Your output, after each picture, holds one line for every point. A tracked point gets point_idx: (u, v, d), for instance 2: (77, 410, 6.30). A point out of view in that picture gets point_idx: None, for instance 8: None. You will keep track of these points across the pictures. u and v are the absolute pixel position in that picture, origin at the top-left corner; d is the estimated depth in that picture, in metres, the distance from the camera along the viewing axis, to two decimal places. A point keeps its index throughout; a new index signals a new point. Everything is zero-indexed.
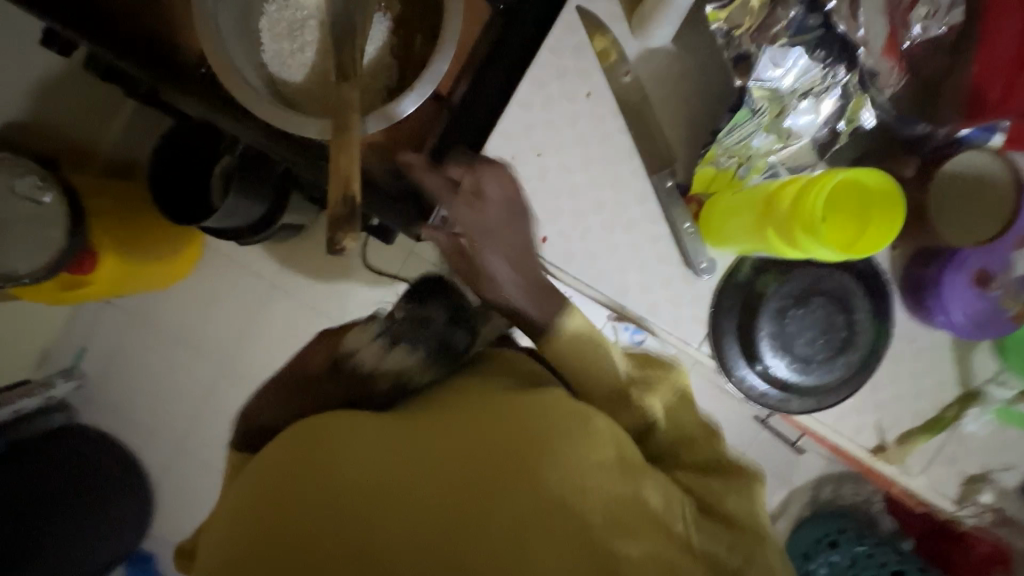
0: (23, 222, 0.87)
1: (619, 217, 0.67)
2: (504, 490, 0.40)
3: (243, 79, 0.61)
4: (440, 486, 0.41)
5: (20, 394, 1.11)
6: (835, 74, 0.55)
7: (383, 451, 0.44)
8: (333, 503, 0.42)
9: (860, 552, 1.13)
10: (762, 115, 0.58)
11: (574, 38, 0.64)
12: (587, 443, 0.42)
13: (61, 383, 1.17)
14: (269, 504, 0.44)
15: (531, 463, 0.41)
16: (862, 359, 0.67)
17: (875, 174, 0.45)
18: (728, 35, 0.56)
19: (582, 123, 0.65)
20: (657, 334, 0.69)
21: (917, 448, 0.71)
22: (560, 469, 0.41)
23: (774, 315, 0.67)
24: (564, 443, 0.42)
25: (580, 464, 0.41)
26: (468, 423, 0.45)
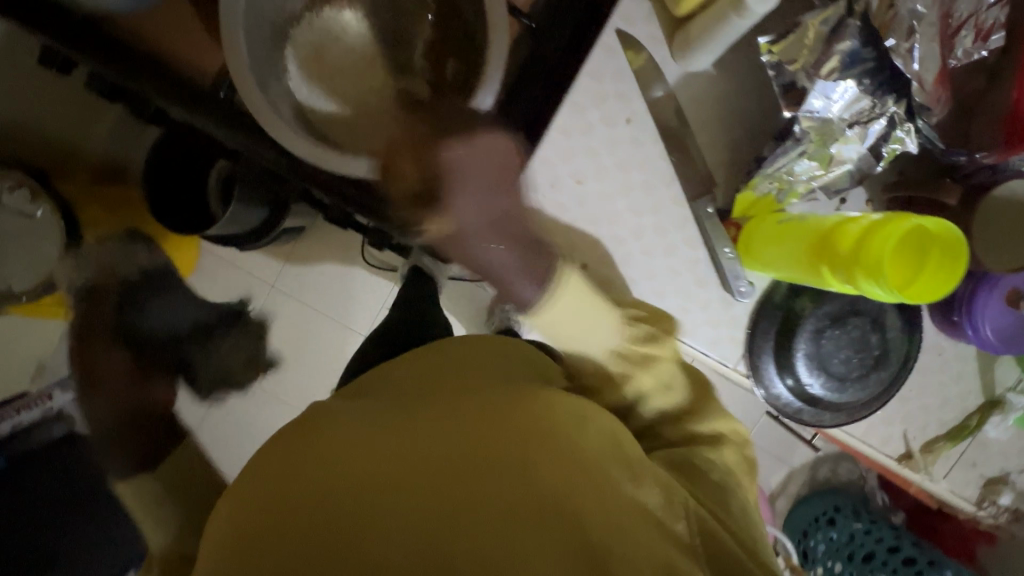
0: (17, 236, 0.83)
1: (659, 242, 0.67)
2: (503, 475, 0.41)
3: (276, 110, 0.58)
4: (437, 469, 0.42)
5: (18, 407, 0.98)
6: (883, 104, 0.55)
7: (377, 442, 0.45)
8: (328, 487, 0.42)
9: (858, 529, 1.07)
10: (807, 144, 0.58)
11: (614, 63, 0.63)
12: (577, 435, 0.45)
13: (60, 393, 1.02)
14: (272, 484, 0.44)
15: (527, 450, 0.42)
16: (894, 376, 0.69)
17: (942, 225, 0.45)
18: (779, 67, 0.55)
19: (622, 149, 0.65)
20: (696, 354, 0.70)
21: (942, 454, 0.74)
22: (553, 458, 0.42)
23: (811, 337, 0.68)
24: (558, 436, 0.44)
25: (570, 453, 0.43)
26: (467, 414, 0.46)
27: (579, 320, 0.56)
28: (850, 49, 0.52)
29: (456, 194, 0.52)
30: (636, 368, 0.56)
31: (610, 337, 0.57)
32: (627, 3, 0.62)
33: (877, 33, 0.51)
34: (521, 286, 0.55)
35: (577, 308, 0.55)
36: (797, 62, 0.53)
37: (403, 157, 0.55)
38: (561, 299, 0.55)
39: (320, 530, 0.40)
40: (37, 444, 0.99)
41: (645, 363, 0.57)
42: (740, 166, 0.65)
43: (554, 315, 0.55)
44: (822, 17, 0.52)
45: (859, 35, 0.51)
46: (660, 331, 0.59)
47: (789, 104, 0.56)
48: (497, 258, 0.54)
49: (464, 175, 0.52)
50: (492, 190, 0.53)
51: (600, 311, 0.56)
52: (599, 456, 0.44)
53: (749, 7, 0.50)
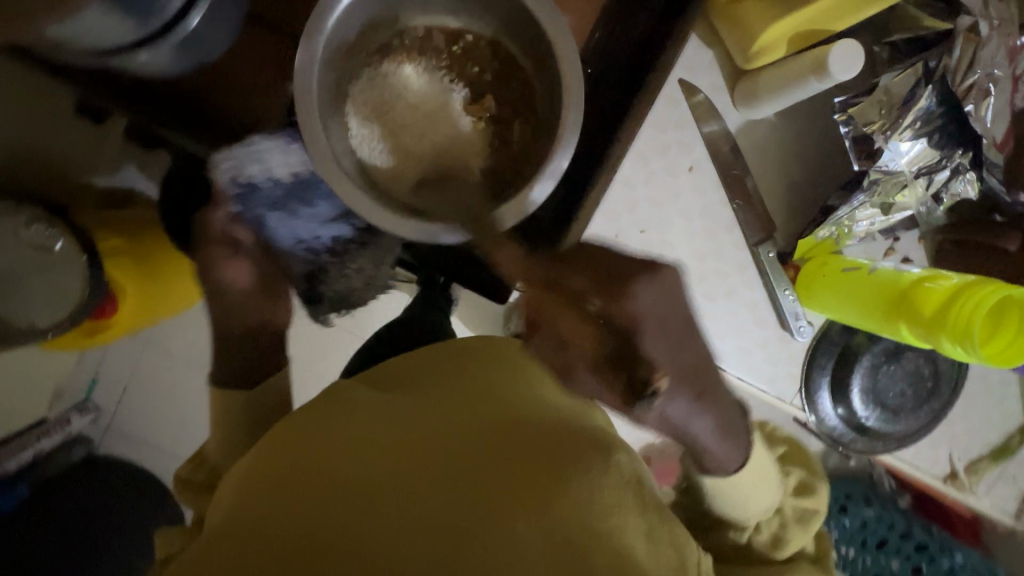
0: (38, 274, 0.78)
1: (720, 286, 0.67)
2: (516, 508, 0.39)
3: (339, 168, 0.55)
4: (445, 491, 0.40)
5: (37, 436, 0.96)
6: (950, 156, 0.57)
7: (389, 451, 0.43)
8: (337, 495, 0.40)
9: (869, 516, 0.99)
10: (871, 195, 0.59)
11: (677, 112, 0.64)
12: (603, 472, 0.42)
13: (78, 418, 0.98)
14: (272, 479, 0.42)
15: (548, 482, 0.40)
16: (945, 405, 0.72)
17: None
18: (859, 128, 0.55)
19: (685, 198, 0.65)
20: (755, 392, 0.71)
21: (987, 474, 0.76)
22: (576, 500, 0.39)
23: (867, 370, 0.70)
24: (583, 472, 0.41)
25: (593, 495, 0.40)
26: (486, 433, 0.45)
27: (755, 484, 0.54)
28: (924, 107, 0.54)
29: (652, 345, 0.40)
30: (793, 528, 0.57)
31: (775, 497, 0.56)
32: (689, 53, 0.63)
33: (953, 95, 0.53)
34: (724, 455, 0.49)
35: (759, 467, 0.55)
36: (876, 124, 0.54)
37: (565, 317, 0.40)
38: (749, 468, 0.53)
39: (323, 519, 0.39)
40: (60, 468, 0.99)
41: (803, 519, 0.58)
42: (802, 209, 0.66)
43: (743, 485, 0.53)
44: (900, 79, 0.54)
45: (935, 95, 0.54)
46: (807, 475, 0.62)
47: (858, 157, 0.56)
48: (671, 413, 0.44)
49: (658, 337, 0.40)
50: (674, 345, 0.41)
51: (770, 472, 0.56)
52: (620, 505, 0.41)
53: (833, 77, 0.53)
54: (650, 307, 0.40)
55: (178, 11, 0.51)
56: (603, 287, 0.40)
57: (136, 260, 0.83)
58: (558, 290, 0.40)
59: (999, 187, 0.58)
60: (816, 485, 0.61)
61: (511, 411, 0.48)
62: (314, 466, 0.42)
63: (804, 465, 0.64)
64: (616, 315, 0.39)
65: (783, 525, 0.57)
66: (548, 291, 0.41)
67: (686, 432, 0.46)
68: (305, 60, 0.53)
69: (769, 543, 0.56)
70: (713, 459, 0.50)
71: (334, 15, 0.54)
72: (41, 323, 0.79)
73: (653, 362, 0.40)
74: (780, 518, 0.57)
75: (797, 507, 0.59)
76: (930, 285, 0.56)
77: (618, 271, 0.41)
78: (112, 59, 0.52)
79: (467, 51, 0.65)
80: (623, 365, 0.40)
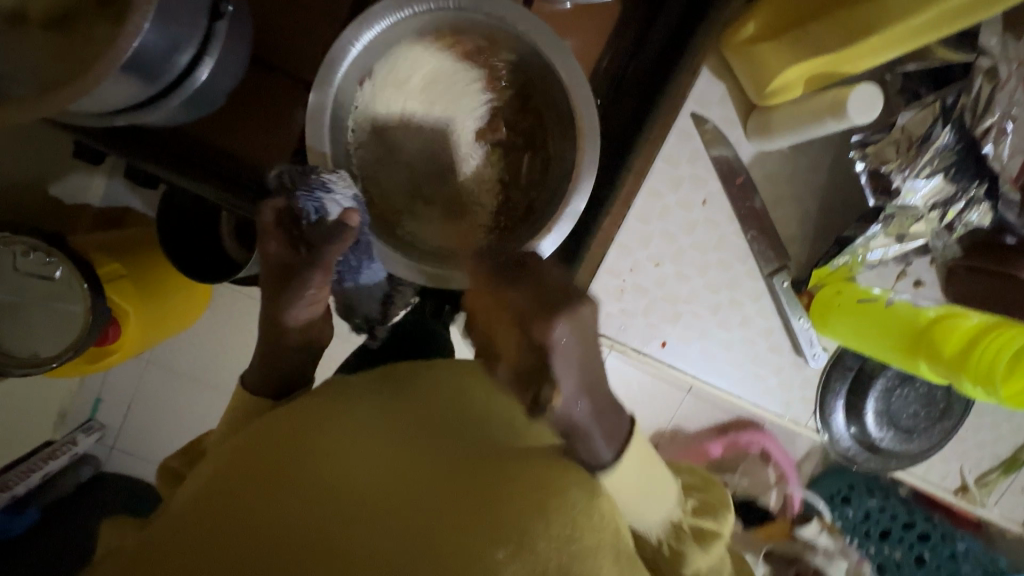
0: (42, 301, 0.79)
1: (734, 316, 0.68)
2: (492, 535, 0.40)
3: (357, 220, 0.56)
4: (430, 507, 0.41)
5: (44, 457, 0.97)
6: (966, 189, 0.56)
7: (379, 460, 0.45)
8: (320, 499, 0.41)
9: (872, 507, 1.00)
10: (886, 226, 0.59)
11: (689, 146, 0.63)
12: (585, 511, 0.42)
13: (85, 438, 1.03)
14: (259, 473, 0.43)
15: (528, 513, 0.41)
16: (958, 424, 0.73)
17: None
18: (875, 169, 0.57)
19: (699, 230, 0.65)
20: (768, 416, 0.72)
21: (997, 486, 0.77)
22: (552, 539, 0.40)
23: (879, 392, 0.72)
24: (566, 510, 0.42)
25: (570, 534, 0.41)
26: (473, 458, 0.47)
27: (642, 488, 0.46)
28: (942, 144, 0.54)
29: (560, 376, 0.37)
30: (690, 545, 0.48)
31: (668, 508, 0.48)
32: (701, 87, 0.62)
33: (971, 133, 0.53)
34: (596, 450, 0.43)
35: (641, 475, 0.46)
36: (892, 163, 0.56)
37: (498, 322, 0.39)
38: (627, 464, 0.44)
39: (301, 517, 0.40)
40: (68, 487, 1.02)
41: (701, 539, 0.49)
42: (817, 236, 0.66)
43: (626, 492, 0.45)
44: (917, 118, 0.55)
45: (952, 133, 0.54)
46: (708, 500, 0.52)
47: (875, 192, 0.58)
48: (580, 429, 0.41)
49: (564, 364, 0.36)
50: (579, 380, 0.38)
51: (662, 477, 0.48)
52: (597, 547, 0.41)
53: (851, 120, 0.52)
54: (565, 347, 0.36)
55: (187, 66, 0.53)
56: (520, 294, 0.38)
57: (136, 284, 0.85)
58: (513, 312, 0.37)
59: (1011, 218, 0.55)
60: (717, 507, 0.51)
61: (502, 448, 0.49)
62: (297, 463, 0.44)
63: (710, 493, 0.53)
64: (537, 339, 0.36)
65: (679, 539, 0.48)
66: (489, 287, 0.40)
67: (581, 440, 0.42)
68: (318, 103, 0.55)
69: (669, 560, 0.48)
70: (590, 454, 0.43)
71: (344, 67, 0.55)
72: (45, 354, 0.78)
73: (556, 391, 0.37)
74: (677, 532, 0.48)
75: (695, 525, 0.49)
76: (951, 323, 0.59)
77: (538, 299, 0.37)
78: (119, 120, 0.53)
79: (485, 89, 0.62)
80: (528, 381, 0.38)
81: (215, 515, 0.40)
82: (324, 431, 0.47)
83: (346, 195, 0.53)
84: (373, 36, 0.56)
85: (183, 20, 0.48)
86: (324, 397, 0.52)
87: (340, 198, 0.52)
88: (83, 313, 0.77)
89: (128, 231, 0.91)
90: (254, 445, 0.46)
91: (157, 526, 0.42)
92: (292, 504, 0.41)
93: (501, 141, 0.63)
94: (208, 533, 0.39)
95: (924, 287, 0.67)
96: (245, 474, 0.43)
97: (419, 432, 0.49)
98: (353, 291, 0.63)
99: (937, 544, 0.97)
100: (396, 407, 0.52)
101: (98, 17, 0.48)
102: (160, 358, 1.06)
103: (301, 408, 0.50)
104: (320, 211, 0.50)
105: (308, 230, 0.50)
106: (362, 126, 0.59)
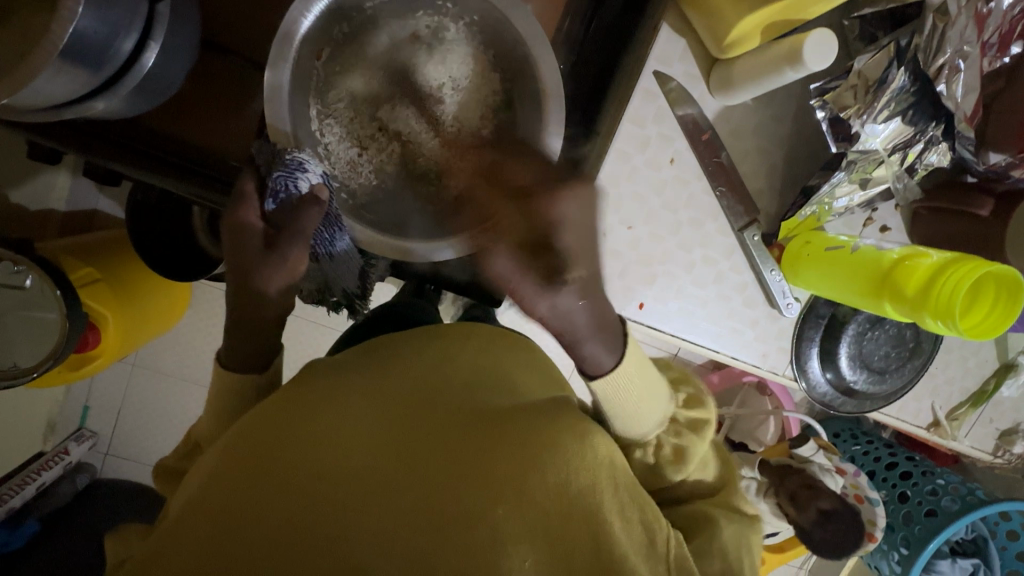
0: (16, 310, 0.77)
1: (709, 273, 0.69)
2: (494, 494, 0.41)
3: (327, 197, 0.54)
4: (428, 478, 0.42)
5: (39, 468, 0.97)
6: (924, 129, 0.58)
7: (374, 441, 0.45)
8: (320, 484, 0.41)
9: (857, 451, 1.04)
10: (850, 172, 0.60)
11: (654, 105, 0.63)
12: (578, 455, 0.43)
13: (77, 446, 1.03)
14: (253, 461, 0.43)
15: (527, 471, 0.42)
16: (927, 361, 0.76)
17: (1012, 273, 0.54)
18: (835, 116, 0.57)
19: (669, 189, 0.66)
20: (749, 368, 0.74)
21: (966, 418, 0.80)
22: (549, 488, 0.41)
23: (853, 337, 0.74)
24: (560, 460, 0.43)
25: (567, 479, 0.42)
26: (467, 425, 0.47)
27: (641, 388, 0.51)
28: (897, 87, 0.55)
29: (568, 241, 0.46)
30: (688, 437, 0.53)
31: (664, 406, 0.53)
32: (663, 44, 0.62)
33: (924, 73, 0.54)
34: (595, 349, 0.50)
35: (640, 384, 0.51)
36: (851, 109, 0.56)
37: (502, 207, 0.50)
38: (624, 368, 0.51)
39: (303, 504, 0.40)
40: (65, 497, 1.01)
41: (697, 429, 0.54)
42: (785, 188, 0.67)
43: (624, 392, 0.51)
44: (873, 61, 0.55)
45: (907, 75, 0.55)
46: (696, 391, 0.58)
47: (835, 139, 0.58)
48: (573, 312, 0.48)
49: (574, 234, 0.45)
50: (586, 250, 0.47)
51: (657, 381, 0.53)
52: (594, 487, 0.43)
53: (807, 67, 0.54)
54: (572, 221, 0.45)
55: (132, 52, 0.51)
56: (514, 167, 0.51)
57: (112, 287, 0.84)
58: (518, 193, 0.49)
59: (970, 156, 0.59)
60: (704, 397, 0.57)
61: (495, 408, 0.49)
62: (289, 450, 0.44)
63: (693, 384, 0.59)
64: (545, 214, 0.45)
65: (678, 435, 0.53)
66: (493, 176, 0.53)
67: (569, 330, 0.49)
68: (275, 81, 0.53)
69: (671, 458, 0.52)
70: (587, 355, 0.50)
71: (298, 40, 0.53)
72: (23, 365, 0.77)
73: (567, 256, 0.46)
74: (676, 428, 0.53)
75: (689, 418, 0.55)
76: (913, 263, 0.59)
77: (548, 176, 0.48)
78: (68, 114, 0.51)
79: (447, 59, 0.59)
80: (541, 249, 0.46)
81: (214, 510, 0.40)
82: (316, 418, 0.47)
83: (320, 173, 0.54)
84: (323, 8, 0.54)
85: (122, 3, 0.47)
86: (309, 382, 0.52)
87: (314, 176, 0.53)
88: (61, 319, 0.76)
89: (101, 235, 0.90)
90: (244, 435, 0.46)
91: (159, 531, 0.41)
92: (289, 491, 0.41)
93: (472, 109, 0.59)
94: (209, 526, 0.40)
95: (890, 232, 0.68)
96: (239, 464, 0.43)
97: (409, 405, 0.49)
98: (331, 265, 0.61)
99: (917, 481, 0.93)
100: (382, 382, 0.52)
101: (34, 8, 0.46)
102: (146, 360, 1.05)
103: (292, 394, 0.50)
104: (294, 187, 0.51)
105: (275, 209, 0.51)
106: (324, 101, 0.58)
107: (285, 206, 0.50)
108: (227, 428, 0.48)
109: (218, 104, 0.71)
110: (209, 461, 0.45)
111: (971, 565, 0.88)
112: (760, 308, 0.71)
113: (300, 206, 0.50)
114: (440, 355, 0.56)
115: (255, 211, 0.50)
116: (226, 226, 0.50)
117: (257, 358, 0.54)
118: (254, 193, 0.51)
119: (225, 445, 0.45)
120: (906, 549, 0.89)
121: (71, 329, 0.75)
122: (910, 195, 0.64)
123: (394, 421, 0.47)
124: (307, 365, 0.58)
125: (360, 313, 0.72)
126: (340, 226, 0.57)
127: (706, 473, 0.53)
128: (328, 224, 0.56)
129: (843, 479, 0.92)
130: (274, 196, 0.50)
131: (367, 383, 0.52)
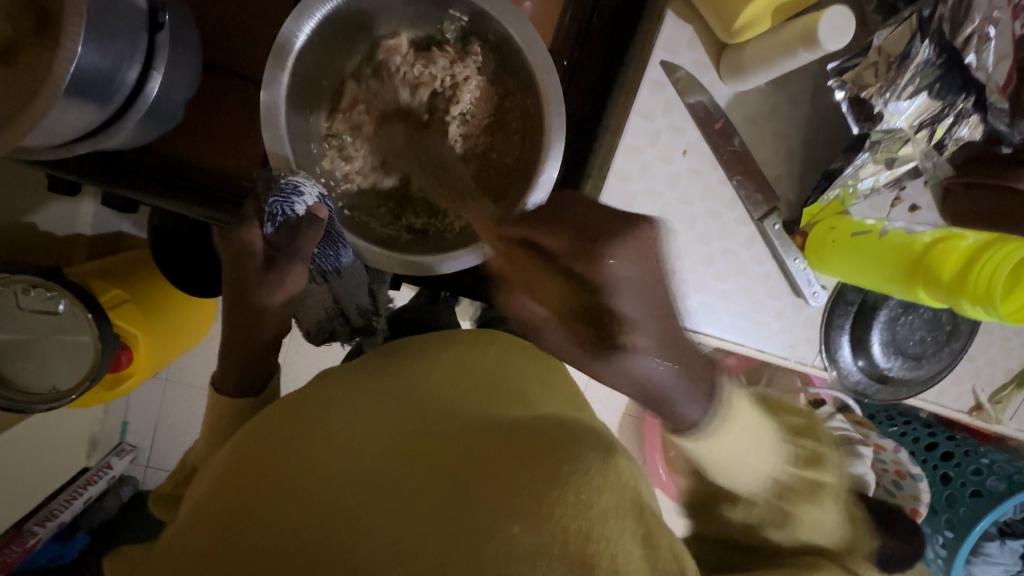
0: (50, 335, 0.80)
1: (730, 265, 0.67)
2: (505, 501, 0.39)
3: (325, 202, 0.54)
4: (438, 494, 0.41)
5: (84, 483, 1.02)
6: (954, 103, 0.55)
7: (383, 450, 0.45)
8: (329, 492, 0.41)
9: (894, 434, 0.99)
10: (874, 153, 0.58)
11: (663, 96, 0.61)
12: (601, 476, 0.39)
13: (119, 460, 1.06)
14: (266, 472, 0.44)
15: (545, 485, 0.39)
16: (966, 343, 0.73)
17: None
18: (858, 98, 0.56)
19: (682, 183, 0.64)
20: (776, 360, 0.72)
21: (1013, 399, 0.76)
22: (569, 506, 0.37)
23: (886, 324, 0.71)
24: (582, 473, 0.39)
25: (590, 499, 0.38)
26: (482, 440, 0.45)
27: (743, 444, 0.43)
28: (922, 60, 0.53)
29: (622, 312, 0.35)
30: (795, 499, 0.46)
31: (771, 462, 0.45)
32: (668, 32, 0.60)
33: (951, 44, 0.52)
34: (688, 407, 0.40)
35: (742, 437, 0.43)
36: (872, 87, 0.54)
37: (537, 273, 0.40)
38: (724, 424, 0.42)
39: (310, 510, 0.40)
40: (113, 510, 1.05)
41: (807, 493, 0.47)
42: (804, 173, 0.65)
43: (721, 453, 0.43)
44: (894, 36, 0.54)
45: (932, 47, 0.53)
46: (816, 448, 0.49)
47: (858, 120, 0.57)
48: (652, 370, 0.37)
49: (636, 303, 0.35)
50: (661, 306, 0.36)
51: (759, 433, 0.44)
52: (618, 511, 0.38)
53: (822, 47, 0.51)
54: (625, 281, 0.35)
55: (136, 82, 0.52)
56: (556, 232, 0.40)
57: (140, 307, 0.85)
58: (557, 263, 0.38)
59: (1003, 128, 0.55)
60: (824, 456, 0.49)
61: (508, 424, 0.47)
62: (300, 459, 0.44)
63: (813, 437, 0.50)
64: (592, 275, 0.36)
65: (784, 497, 0.46)
66: (532, 255, 0.42)
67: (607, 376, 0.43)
68: (270, 100, 0.53)
69: (770, 520, 0.46)
70: (680, 416, 0.41)
71: (290, 60, 0.53)
72: (63, 387, 0.79)
73: (618, 323, 0.36)
74: (781, 489, 0.46)
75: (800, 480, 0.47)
76: (947, 246, 0.56)
77: (594, 231, 0.38)
78: (79, 149, 0.52)
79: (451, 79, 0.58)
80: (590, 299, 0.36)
81: (220, 517, 0.41)
82: (330, 426, 0.47)
83: (316, 193, 0.53)
84: (314, 26, 0.53)
85: (121, 34, 0.47)
86: (313, 402, 0.51)
87: (310, 197, 0.52)
88: (93, 341, 0.78)
89: (121, 256, 0.91)
90: (253, 445, 0.47)
91: (173, 536, 0.42)
92: (299, 502, 0.41)
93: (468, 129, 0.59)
94: (218, 533, 0.40)
95: (920, 211, 0.66)
96: (252, 477, 0.44)
97: (417, 422, 0.48)
98: (339, 285, 0.61)
99: (960, 462, 0.88)
100: (387, 395, 0.51)
101: (40, 46, 0.47)
102: (177, 374, 1.07)
103: (308, 403, 0.51)
104: (291, 211, 0.51)
105: (273, 234, 0.51)
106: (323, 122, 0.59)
107: (284, 229, 0.50)
108: (235, 442, 0.49)
109: (225, 126, 0.71)
110: (227, 461, 0.47)
111: (1021, 547, 0.84)
112: (782, 296, 0.69)
113: (299, 227, 0.51)
114: (458, 362, 0.56)
115: (256, 234, 0.50)
116: (233, 246, 0.50)
117: (251, 381, 0.56)
118: (253, 216, 0.50)
119: (238, 456, 0.46)
120: (951, 532, 0.85)
121: (102, 352, 0.77)
122: (940, 172, 0.61)
123: (407, 433, 0.46)
124: (316, 380, 0.57)
125: (377, 333, 0.68)
126: (342, 241, 0.57)
127: (827, 538, 0.47)
128: (328, 241, 0.56)
129: (883, 456, 0.91)
130: (272, 219, 0.50)
131: (379, 392, 0.52)
